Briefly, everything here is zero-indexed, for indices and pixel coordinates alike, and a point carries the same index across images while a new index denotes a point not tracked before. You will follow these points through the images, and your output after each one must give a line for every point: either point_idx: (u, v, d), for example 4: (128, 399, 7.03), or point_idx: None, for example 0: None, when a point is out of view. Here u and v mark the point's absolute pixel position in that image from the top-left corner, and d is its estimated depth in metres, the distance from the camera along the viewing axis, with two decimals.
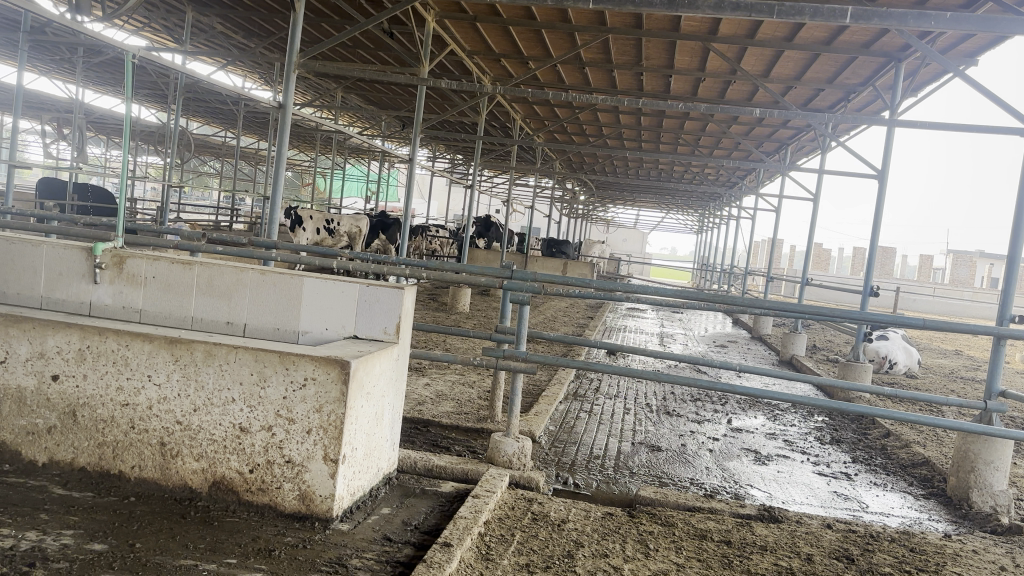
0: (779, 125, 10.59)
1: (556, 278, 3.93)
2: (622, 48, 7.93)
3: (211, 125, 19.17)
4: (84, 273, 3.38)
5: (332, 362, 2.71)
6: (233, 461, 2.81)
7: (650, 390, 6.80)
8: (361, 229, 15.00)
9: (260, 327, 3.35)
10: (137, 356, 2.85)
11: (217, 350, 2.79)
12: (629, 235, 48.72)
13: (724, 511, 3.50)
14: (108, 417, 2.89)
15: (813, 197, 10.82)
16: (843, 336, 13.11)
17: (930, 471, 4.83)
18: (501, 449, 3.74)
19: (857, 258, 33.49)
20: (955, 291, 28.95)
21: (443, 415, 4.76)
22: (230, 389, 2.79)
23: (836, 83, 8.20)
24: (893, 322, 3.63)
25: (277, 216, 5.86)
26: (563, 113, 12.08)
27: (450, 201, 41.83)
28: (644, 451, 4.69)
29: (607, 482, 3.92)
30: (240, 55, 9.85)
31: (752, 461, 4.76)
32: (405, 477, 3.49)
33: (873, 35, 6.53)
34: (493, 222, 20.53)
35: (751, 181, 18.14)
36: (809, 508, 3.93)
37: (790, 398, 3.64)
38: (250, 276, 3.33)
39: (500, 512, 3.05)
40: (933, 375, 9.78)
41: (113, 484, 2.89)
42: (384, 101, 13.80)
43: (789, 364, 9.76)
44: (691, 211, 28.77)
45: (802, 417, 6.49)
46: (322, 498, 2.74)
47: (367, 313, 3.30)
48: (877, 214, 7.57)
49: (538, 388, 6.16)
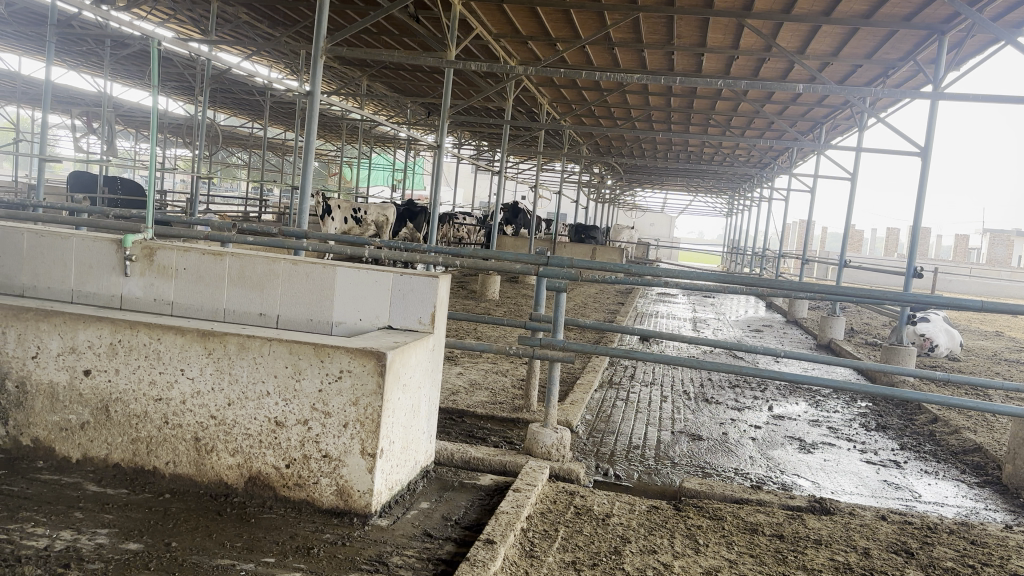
0: (815, 103, 10.35)
1: (593, 264, 3.79)
2: (653, 27, 7.74)
3: (239, 116, 19.28)
4: (115, 265, 3.34)
5: (368, 354, 2.62)
6: (269, 456, 2.73)
7: (687, 377, 6.66)
8: (389, 217, 14.98)
9: (293, 319, 3.27)
10: (170, 350, 2.78)
11: (251, 342, 2.72)
12: (656, 220, 48.35)
13: (773, 503, 3.38)
14: (142, 412, 2.83)
15: (850, 177, 10.55)
16: (881, 318, 12.80)
17: (983, 458, 4.65)
18: (539, 440, 3.64)
19: (890, 238, 32.92)
20: (993, 272, 28.24)
21: (477, 404, 4.68)
22: (265, 382, 2.71)
23: (875, 58, 7.95)
24: (948, 305, 3.44)
25: (307, 206, 5.80)
26: (590, 96, 11.94)
27: (477, 189, 41.74)
28: (685, 440, 4.57)
29: (649, 474, 3.81)
30: (266, 44, 9.81)
31: (797, 449, 4.62)
32: (443, 470, 3.40)
33: (918, 5, 6.27)
34: (521, 208, 20.41)
35: (784, 161, 17.79)
36: (860, 499, 3.79)
37: (838, 384, 3.47)
38: (282, 267, 3.25)
39: (541, 506, 2.95)
40: (977, 358, 9.50)
41: (147, 480, 2.83)
42: (409, 88, 13.75)
43: (828, 347, 9.56)
44: (720, 194, 28.37)
45: (845, 403, 6.33)
46: (360, 493, 2.66)
47: (402, 303, 3.20)
48: (920, 193, 7.32)
49: (572, 375, 6.06)
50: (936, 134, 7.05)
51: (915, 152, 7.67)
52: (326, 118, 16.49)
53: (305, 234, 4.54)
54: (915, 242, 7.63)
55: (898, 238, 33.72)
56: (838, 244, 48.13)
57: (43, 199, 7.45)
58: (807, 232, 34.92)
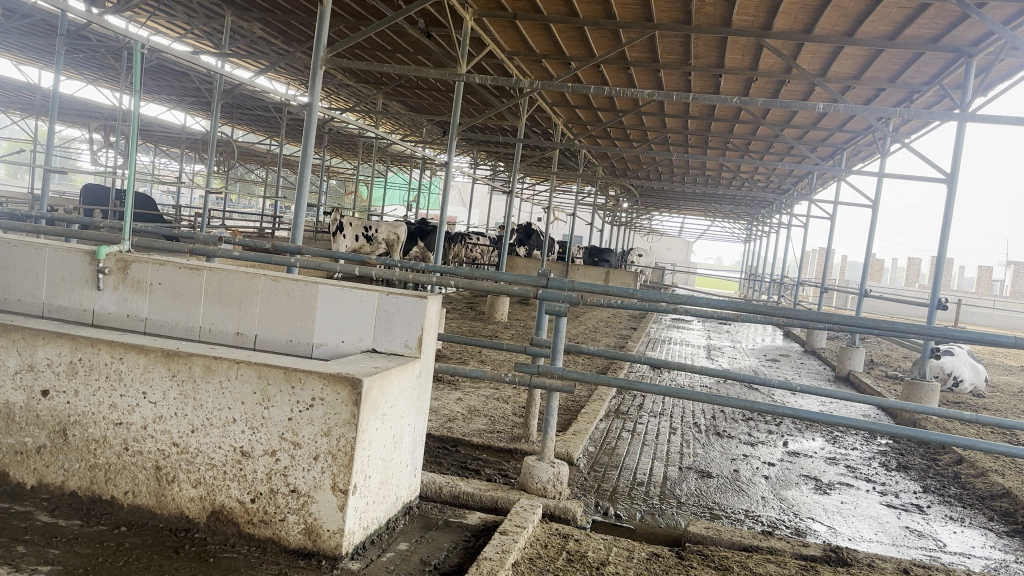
0: (835, 128, 10.17)
1: (596, 287, 3.52)
2: (670, 46, 7.57)
3: (256, 132, 19.34)
4: (87, 278, 3.16)
5: (342, 380, 2.40)
6: (234, 489, 2.51)
7: (698, 408, 6.39)
8: (399, 236, 14.83)
9: (271, 340, 3.05)
10: (131, 371, 2.58)
11: (217, 364, 2.51)
12: (673, 245, 48.09)
13: (786, 551, 3.09)
14: (101, 437, 2.63)
15: (871, 204, 10.30)
16: (902, 351, 12.44)
17: (1013, 504, 4.34)
18: (534, 475, 3.40)
19: (911, 268, 32.50)
20: (1016, 305, 27.77)
21: (474, 433, 4.44)
22: (231, 409, 2.50)
23: (898, 82, 7.74)
24: (978, 340, 3.09)
25: (304, 221, 5.58)
26: (606, 117, 11.78)
27: (493, 210, 41.78)
28: (693, 476, 4.31)
29: (652, 514, 3.56)
30: (278, 59, 9.72)
31: (812, 490, 4.34)
32: (428, 506, 3.16)
33: (944, 27, 6.05)
34: (536, 229, 20.42)
35: (803, 187, 17.53)
36: (879, 547, 3.50)
37: (856, 424, 3.14)
38: (262, 283, 3.04)
39: (531, 551, 2.71)
40: (1002, 394, 9.14)
41: (104, 511, 2.63)
42: (424, 107, 13.66)
43: (846, 379, 9.27)
44: (738, 220, 28.12)
45: (864, 440, 6.04)
46: (330, 532, 2.43)
47: (387, 325, 2.99)
48: (946, 222, 7.03)
49: (577, 404, 5.82)
50: (962, 160, 6.79)
51: (940, 178, 7.40)
52: (341, 137, 16.51)
53: (298, 249, 4.32)
54: (940, 273, 7.32)
55: (919, 267, 33.30)
56: (860, 273, 47.48)
57: (46, 208, 7.27)
58: (827, 261, 34.58)
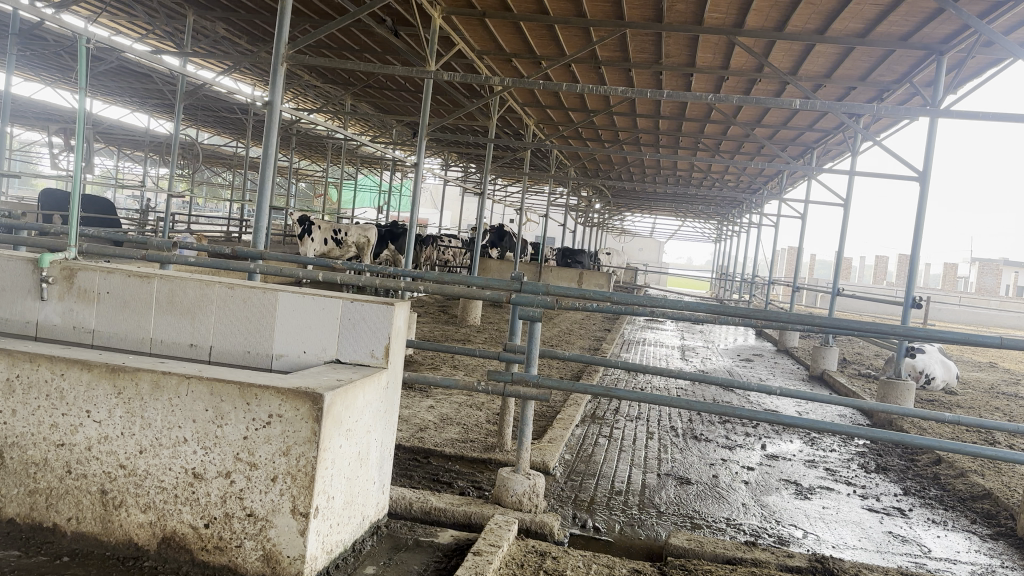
0: (805, 126, 10.19)
1: (570, 290, 3.36)
2: (641, 44, 7.49)
3: (222, 135, 19.00)
4: (30, 289, 2.96)
5: (301, 396, 2.23)
6: (186, 513, 2.34)
7: (673, 411, 6.29)
8: (369, 239, 14.39)
9: (228, 351, 2.87)
10: (74, 388, 2.39)
11: (166, 380, 2.33)
12: (645, 245, 48.31)
13: (770, 562, 2.97)
14: (41, 459, 2.44)
15: (842, 202, 10.31)
16: (873, 350, 12.48)
17: (994, 506, 4.28)
18: (509, 488, 3.25)
19: (879, 266, 32.87)
20: (981, 301, 28.24)
21: (446, 442, 4.28)
22: (182, 427, 2.33)
23: (869, 80, 7.74)
24: (962, 340, 2.94)
25: (266, 226, 5.38)
26: (577, 117, 11.71)
27: (464, 211, 41.66)
28: (672, 483, 4.20)
29: (631, 525, 3.44)
30: (242, 57, 9.48)
31: (793, 496, 4.24)
32: (397, 524, 2.99)
33: (917, 22, 6.00)
34: (507, 231, 20.31)
35: (773, 185, 17.59)
36: (863, 555, 3.40)
37: (838, 428, 3.00)
38: (217, 291, 2.86)
39: (506, 571, 2.56)
40: (973, 391, 9.16)
41: (45, 539, 2.43)
42: (393, 108, 13.48)
43: (819, 379, 9.26)
44: (710, 219, 28.30)
45: (841, 442, 5.97)
46: (290, 559, 2.26)
47: (352, 334, 2.82)
48: (919, 218, 6.99)
49: (552, 411, 5.69)
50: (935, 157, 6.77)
51: (912, 175, 7.38)
52: (308, 139, 16.29)
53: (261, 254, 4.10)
54: (913, 270, 7.27)
55: (887, 265, 33.72)
56: (828, 272, 48.15)
57: None
58: (795, 260, 35.00)
